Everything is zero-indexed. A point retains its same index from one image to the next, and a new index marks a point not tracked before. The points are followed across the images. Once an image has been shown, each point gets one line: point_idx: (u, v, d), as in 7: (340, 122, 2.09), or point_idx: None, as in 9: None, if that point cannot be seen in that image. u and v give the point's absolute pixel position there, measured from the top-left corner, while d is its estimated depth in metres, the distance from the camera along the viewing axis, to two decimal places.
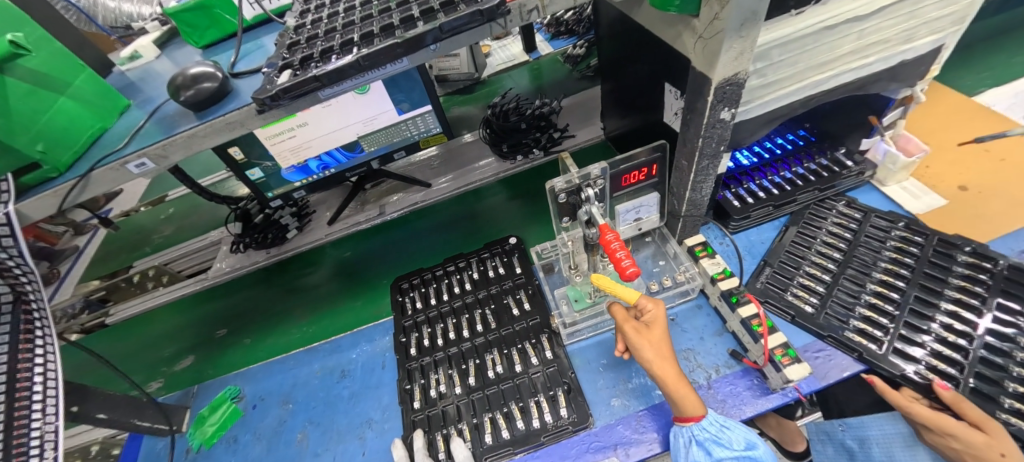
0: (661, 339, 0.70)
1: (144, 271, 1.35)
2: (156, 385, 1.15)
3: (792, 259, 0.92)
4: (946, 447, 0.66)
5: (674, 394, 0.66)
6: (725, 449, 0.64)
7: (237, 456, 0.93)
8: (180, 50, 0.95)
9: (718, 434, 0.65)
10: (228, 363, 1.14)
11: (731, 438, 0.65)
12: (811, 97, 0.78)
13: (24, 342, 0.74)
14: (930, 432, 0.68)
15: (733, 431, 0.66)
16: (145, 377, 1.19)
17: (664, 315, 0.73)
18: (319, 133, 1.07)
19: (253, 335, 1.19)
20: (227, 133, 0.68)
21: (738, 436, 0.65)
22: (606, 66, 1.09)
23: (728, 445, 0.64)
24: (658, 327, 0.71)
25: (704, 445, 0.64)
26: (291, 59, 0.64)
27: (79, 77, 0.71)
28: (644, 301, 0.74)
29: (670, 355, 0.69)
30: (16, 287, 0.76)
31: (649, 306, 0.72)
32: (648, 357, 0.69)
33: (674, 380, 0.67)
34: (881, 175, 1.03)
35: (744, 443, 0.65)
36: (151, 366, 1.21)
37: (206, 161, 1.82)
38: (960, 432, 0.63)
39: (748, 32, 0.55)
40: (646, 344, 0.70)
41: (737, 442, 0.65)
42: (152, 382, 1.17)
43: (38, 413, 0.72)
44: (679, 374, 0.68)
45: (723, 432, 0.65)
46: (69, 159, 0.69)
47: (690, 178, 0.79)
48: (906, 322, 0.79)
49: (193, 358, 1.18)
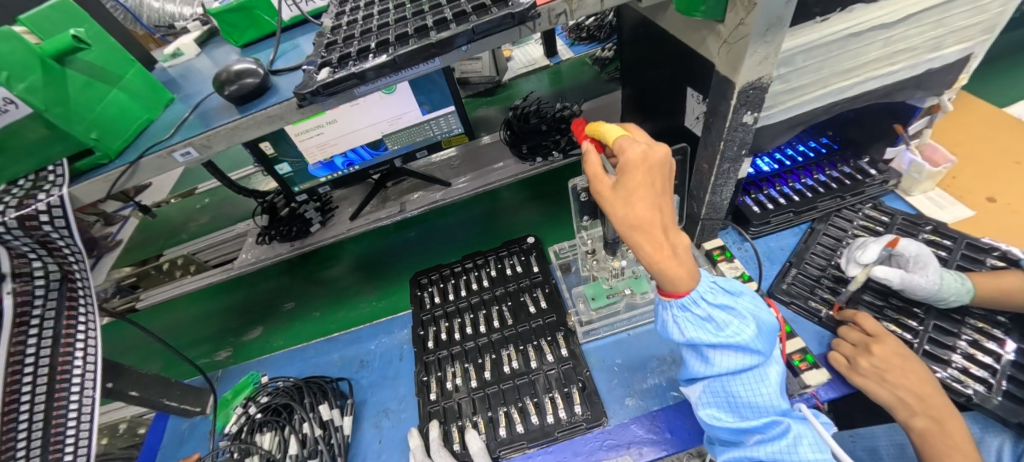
0: (654, 193, 0.49)
1: (173, 260, 1.44)
2: (224, 354, 1.22)
3: (818, 264, 0.92)
4: (892, 357, 0.69)
5: (663, 273, 0.50)
6: (706, 333, 0.54)
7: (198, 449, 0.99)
8: (220, 50, 1.00)
9: (702, 314, 0.54)
10: (298, 332, 1.21)
11: (714, 320, 0.54)
12: (834, 104, 0.78)
13: (68, 319, 0.80)
14: (880, 345, 0.71)
15: (721, 309, 0.55)
16: (214, 347, 1.25)
17: (663, 159, 0.49)
18: (347, 131, 1.11)
19: (323, 309, 1.25)
20: (267, 126, 0.72)
21: (729, 321, 0.54)
22: (627, 70, 1.11)
23: (711, 329, 0.54)
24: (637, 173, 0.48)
25: (682, 326, 0.55)
26: (329, 57, 0.68)
27: (130, 71, 0.75)
28: (625, 142, 0.51)
29: (666, 216, 0.51)
30: (64, 265, 0.80)
31: (631, 151, 0.48)
32: (631, 224, 0.49)
33: (660, 249, 0.49)
34: (905, 185, 1.01)
35: (731, 323, 0.55)
36: (212, 339, 1.28)
37: (236, 157, 1.89)
38: (902, 345, 0.71)
39: (772, 38, 0.56)
40: (619, 206, 0.49)
41: (722, 329, 0.54)
42: (219, 351, 1.23)
43: (77, 387, 0.78)
44: (660, 231, 0.49)
45: (709, 318, 0.54)
46: (119, 147, 0.74)
47: (710, 181, 0.79)
48: (936, 325, 0.79)
49: (262, 328, 1.25)
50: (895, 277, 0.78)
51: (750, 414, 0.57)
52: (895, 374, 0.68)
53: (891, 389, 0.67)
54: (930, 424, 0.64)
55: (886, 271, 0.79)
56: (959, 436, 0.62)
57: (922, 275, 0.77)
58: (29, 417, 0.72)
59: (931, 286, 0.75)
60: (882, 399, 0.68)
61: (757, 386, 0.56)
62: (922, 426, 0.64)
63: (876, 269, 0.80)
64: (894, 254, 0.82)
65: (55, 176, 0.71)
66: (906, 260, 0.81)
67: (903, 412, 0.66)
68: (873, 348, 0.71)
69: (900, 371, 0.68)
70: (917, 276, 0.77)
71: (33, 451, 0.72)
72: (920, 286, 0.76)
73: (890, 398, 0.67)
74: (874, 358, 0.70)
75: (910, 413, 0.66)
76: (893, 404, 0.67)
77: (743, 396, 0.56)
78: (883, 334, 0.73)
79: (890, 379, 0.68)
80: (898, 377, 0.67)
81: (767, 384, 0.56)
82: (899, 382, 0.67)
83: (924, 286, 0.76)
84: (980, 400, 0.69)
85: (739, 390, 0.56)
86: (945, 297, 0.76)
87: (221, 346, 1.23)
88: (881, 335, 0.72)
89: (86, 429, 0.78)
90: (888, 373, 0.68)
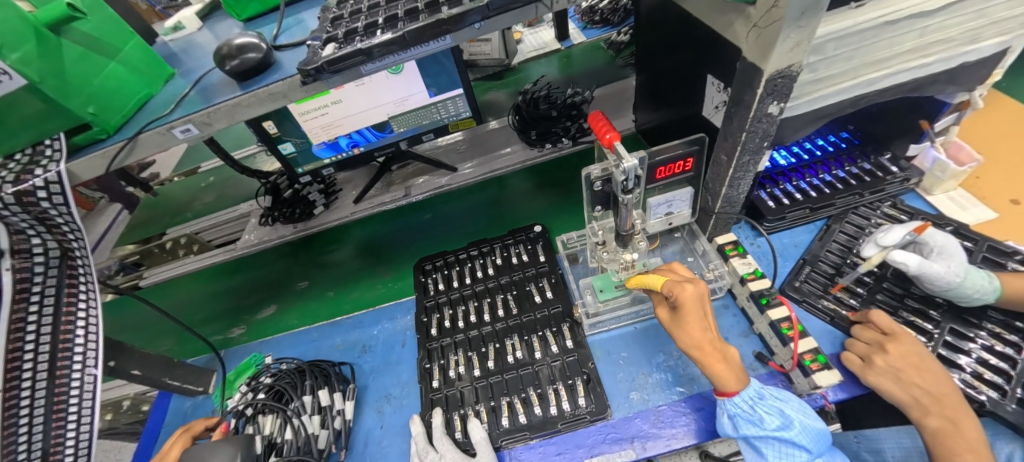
0: (704, 319, 0.67)
1: (176, 239, 1.41)
2: (238, 331, 1.21)
3: (833, 262, 0.89)
4: (908, 355, 0.67)
5: (716, 377, 0.64)
6: (755, 427, 0.62)
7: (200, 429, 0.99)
8: (222, 24, 0.96)
9: (747, 410, 0.63)
10: (314, 312, 1.20)
11: (757, 415, 0.62)
12: (861, 97, 0.75)
13: (69, 297, 0.79)
14: (894, 343, 0.69)
15: (768, 409, 0.62)
16: (227, 324, 1.25)
17: (701, 292, 0.68)
18: (352, 112, 1.08)
19: (337, 289, 1.24)
20: (270, 104, 0.69)
21: (775, 415, 0.62)
22: (643, 55, 1.07)
23: (758, 421, 0.62)
24: (688, 306, 0.67)
25: (735, 420, 0.64)
26: (335, 32, 0.64)
27: (128, 44, 0.73)
28: (673, 280, 0.69)
29: (716, 337, 0.67)
30: (63, 243, 0.78)
31: (678, 290, 0.67)
32: (693, 341, 0.66)
33: (709, 356, 0.65)
34: (926, 183, 0.98)
35: (779, 421, 0.61)
36: (214, 319, 1.28)
37: (238, 135, 1.87)
38: (920, 344, 0.69)
39: (807, 23, 0.52)
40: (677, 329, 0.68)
41: (770, 422, 0.61)
42: (233, 328, 1.23)
43: (78, 364, 0.78)
44: (715, 351, 0.65)
45: (753, 411, 0.62)
46: (117, 121, 0.72)
47: (728, 174, 0.77)
48: (951, 329, 0.76)
49: (276, 307, 1.24)
50: (915, 262, 0.74)
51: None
52: (910, 372, 0.66)
53: (907, 388, 0.65)
54: (945, 423, 0.62)
55: (904, 256, 0.76)
56: (972, 435, 0.61)
57: (946, 265, 0.74)
58: (31, 394, 0.72)
59: (954, 278, 0.72)
60: (896, 398, 0.66)
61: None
62: (936, 425, 0.63)
63: (895, 253, 0.76)
64: (916, 241, 0.80)
65: (53, 150, 0.69)
66: (927, 250, 0.79)
67: (917, 412, 0.65)
68: (888, 346, 0.69)
69: (915, 369, 0.66)
70: (938, 265, 0.73)
71: (35, 427, 0.72)
72: (939, 274, 0.73)
73: (905, 398, 0.65)
74: (889, 356, 0.68)
75: (924, 412, 0.64)
76: (907, 403, 0.65)
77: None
78: (899, 332, 0.71)
79: (905, 378, 0.66)
80: (915, 376, 0.65)
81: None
82: (915, 381, 0.65)
83: (944, 276, 0.72)
84: (993, 406, 0.68)
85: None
86: (969, 293, 0.73)
87: (236, 323, 1.23)
88: (897, 333, 0.71)
89: (89, 406, 0.78)
90: (903, 372, 0.66)
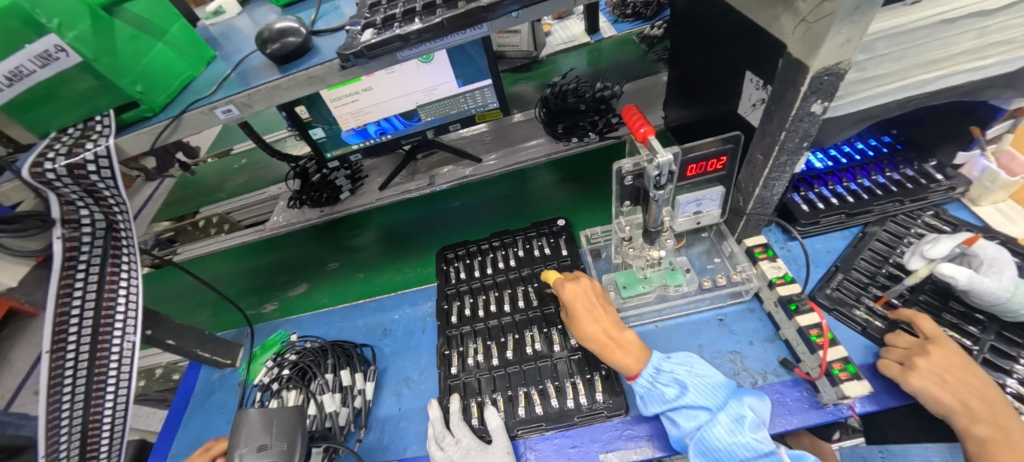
0: (591, 312, 0.79)
1: (208, 218, 1.46)
2: (271, 306, 1.26)
3: (868, 271, 0.86)
4: (952, 359, 0.66)
5: (614, 361, 0.74)
6: (658, 401, 0.71)
7: (226, 404, 1.02)
8: (260, 9, 0.98)
9: (646, 382, 0.71)
10: (342, 292, 1.24)
11: (654, 387, 0.71)
12: (910, 99, 0.72)
13: (112, 266, 0.82)
14: (937, 346, 0.67)
15: (665, 380, 0.71)
16: (260, 299, 1.29)
17: (585, 289, 0.82)
18: (382, 99, 1.10)
19: (366, 271, 1.27)
20: (308, 87, 0.71)
21: (669, 384, 0.71)
22: (677, 50, 1.05)
23: (662, 393, 0.70)
24: (574, 301, 0.81)
25: (645, 399, 0.72)
26: (374, 18, 0.65)
27: (174, 26, 0.75)
28: (560, 281, 0.85)
29: (609, 326, 0.77)
30: (110, 215, 0.81)
31: (562, 291, 0.82)
32: (585, 332, 0.78)
33: (604, 345, 0.75)
34: (974, 193, 0.92)
35: (676, 388, 0.70)
36: (244, 295, 1.33)
37: (270, 120, 1.92)
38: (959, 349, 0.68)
39: (860, 18, 0.50)
40: (573, 325, 0.80)
41: (670, 391, 0.70)
42: (267, 303, 1.28)
43: (119, 330, 0.82)
44: (608, 337, 0.76)
45: (650, 385, 0.71)
46: (162, 101, 0.74)
47: (763, 174, 0.75)
48: (992, 346, 0.73)
49: (307, 285, 1.29)
50: (963, 276, 0.71)
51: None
52: (956, 375, 0.64)
53: (953, 392, 0.63)
54: (994, 432, 0.60)
55: (952, 269, 0.72)
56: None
57: (995, 279, 0.70)
58: (75, 356, 0.76)
59: (1002, 293, 0.69)
60: (943, 404, 0.63)
61: (723, 438, 0.65)
62: (985, 433, 0.60)
63: (942, 266, 0.73)
64: (965, 254, 0.77)
65: (103, 126, 0.73)
66: (977, 263, 0.76)
67: (963, 420, 0.62)
68: (929, 349, 0.67)
69: (961, 373, 0.64)
70: (988, 280, 0.70)
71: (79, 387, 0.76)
72: (988, 289, 0.69)
73: (953, 404, 0.63)
74: (932, 359, 0.66)
75: (972, 420, 0.62)
76: (953, 409, 0.63)
77: (716, 448, 0.65)
78: (939, 337, 0.69)
79: (951, 382, 0.64)
80: (959, 380, 0.64)
81: (737, 436, 0.65)
82: (960, 385, 0.63)
83: (994, 292, 0.69)
84: None
85: (709, 443, 0.66)
86: (1016, 309, 0.70)
87: (268, 298, 1.28)
88: (937, 338, 0.69)
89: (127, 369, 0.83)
90: (947, 375, 0.64)
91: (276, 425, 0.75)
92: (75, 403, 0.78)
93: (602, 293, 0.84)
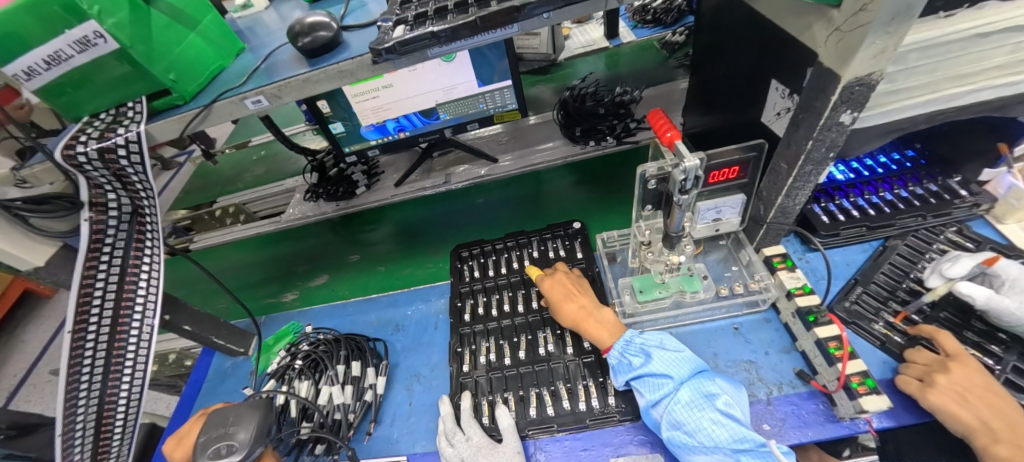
0: (567, 296, 0.86)
1: (224, 208, 1.48)
2: (291, 295, 1.28)
3: (888, 285, 0.85)
4: (972, 377, 0.64)
5: (590, 336, 0.80)
6: (626, 370, 0.74)
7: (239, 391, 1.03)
8: (288, 4, 0.99)
9: (618, 352, 0.76)
10: (356, 286, 1.25)
11: (625, 358, 0.75)
12: (940, 113, 0.71)
13: (136, 251, 0.83)
14: (959, 363, 0.66)
15: (633, 350, 0.75)
16: (280, 287, 1.31)
17: (561, 277, 0.91)
18: (403, 96, 1.11)
19: (388, 265, 1.28)
20: (337, 81, 0.72)
21: (636, 354, 0.75)
22: (699, 57, 1.05)
23: (629, 362, 0.75)
24: (551, 287, 0.89)
25: (614, 369, 0.76)
26: (405, 15, 0.66)
27: (207, 17, 0.77)
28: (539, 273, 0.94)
29: (585, 306, 0.84)
30: (135, 200, 0.82)
31: (540, 280, 0.91)
32: (564, 313, 0.84)
33: (582, 322, 0.82)
34: (999, 211, 0.90)
35: (642, 357, 0.74)
36: (259, 284, 1.35)
37: (288, 113, 1.94)
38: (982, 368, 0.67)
39: (896, 29, 0.50)
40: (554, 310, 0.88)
41: (637, 359, 0.74)
42: (287, 292, 1.29)
43: (139, 313, 0.84)
44: (586, 316, 0.82)
45: (621, 356, 0.76)
46: (193, 89, 0.76)
47: (786, 183, 0.74)
48: (1015, 366, 0.71)
49: (327, 276, 1.30)
50: (982, 296, 0.71)
51: (705, 445, 0.64)
52: (977, 394, 0.63)
53: (974, 410, 0.62)
54: (1015, 453, 0.59)
55: (970, 288, 0.72)
56: None
57: (1016, 299, 0.69)
58: (95, 337, 0.78)
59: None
60: (962, 422, 0.62)
61: (686, 410, 0.67)
62: (1005, 453, 0.59)
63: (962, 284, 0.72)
64: (984, 273, 0.75)
65: (135, 112, 0.75)
66: (998, 283, 0.73)
67: (983, 439, 0.61)
68: (949, 365, 0.66)
69: (983, 391, 0.63)
70: (1008, 299, 0.69)
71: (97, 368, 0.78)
72: (1011, 309, 0.69)
73: (973, 422, 0.62)
74: (953, 375, 0.65)
75: (992, 439, 0.60)
76: (974, 428, 0.62)
77: (683, 421, 0.66)
78: (960, 354, 0.68)
79: (971, 399, 0.63)
80: (980, 399, 0.63)
81: (702, 409, 0.66)
82: (981, 403, 0.62)
83: (1014, 314, 0.68)
84: None
85: (676, 417, 0.67)
86: None
87: (288, 287, 1.29)
88: (958, 355, 0.68)
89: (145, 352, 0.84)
90: (967, 393, 0.63)
91: (238, 416, 0.75)
92: (93, 383, 0.79)
93: (579, 281, 0.92)
